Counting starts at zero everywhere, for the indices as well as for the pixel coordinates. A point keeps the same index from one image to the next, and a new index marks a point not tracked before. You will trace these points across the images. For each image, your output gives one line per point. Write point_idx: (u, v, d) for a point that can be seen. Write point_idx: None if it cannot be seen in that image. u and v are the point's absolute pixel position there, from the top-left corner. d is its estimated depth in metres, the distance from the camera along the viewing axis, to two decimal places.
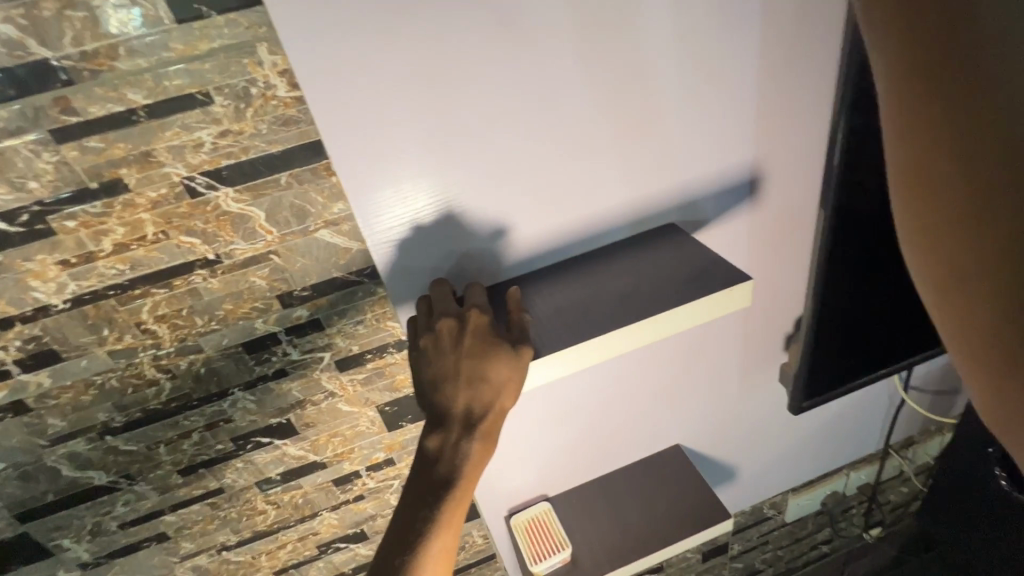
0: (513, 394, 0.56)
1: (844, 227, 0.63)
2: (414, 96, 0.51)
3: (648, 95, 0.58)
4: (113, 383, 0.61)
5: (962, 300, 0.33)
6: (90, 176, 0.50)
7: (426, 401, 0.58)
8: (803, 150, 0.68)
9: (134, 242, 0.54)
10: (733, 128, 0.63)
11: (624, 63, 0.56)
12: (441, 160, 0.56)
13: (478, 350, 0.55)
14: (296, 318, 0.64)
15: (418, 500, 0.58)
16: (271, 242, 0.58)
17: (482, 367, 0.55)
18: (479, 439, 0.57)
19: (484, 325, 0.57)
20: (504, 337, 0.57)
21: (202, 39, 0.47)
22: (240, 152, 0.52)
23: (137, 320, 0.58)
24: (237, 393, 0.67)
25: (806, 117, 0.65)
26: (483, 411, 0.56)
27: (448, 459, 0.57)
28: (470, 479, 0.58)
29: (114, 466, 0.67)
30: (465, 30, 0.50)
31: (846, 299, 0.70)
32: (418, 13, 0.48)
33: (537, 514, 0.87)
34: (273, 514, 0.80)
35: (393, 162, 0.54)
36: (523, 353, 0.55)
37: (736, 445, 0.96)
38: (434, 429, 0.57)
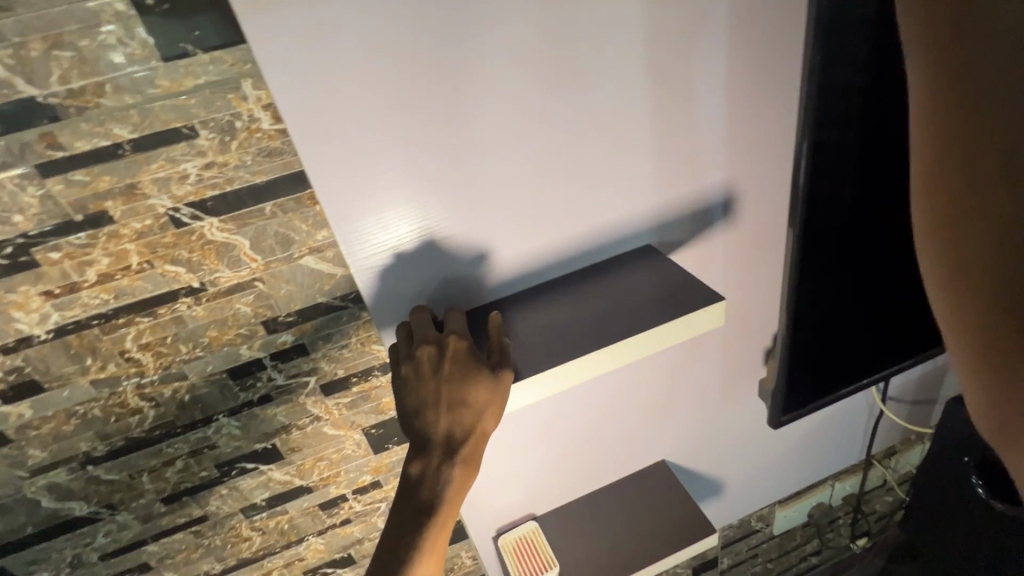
0: (494, 417, 0.57)
1: (814, 247, 0.66)
2: (397, 127, 0.53)
3: (621, 124, 0.61)
4: (96, 412, 0.61)
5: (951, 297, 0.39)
6: (74, 209, 0.51)
7: (408, 428, 0.59)
8: (771, 172, 0.71)
9: (118, 272, 0.55)
10: (704, 153, 0.66)
11: (598, 94, 0.58)
12: (422, 188, 0.57)
13: (458, 376, 0.57)
14: (281, 343, 0.64)
15: (399, 529, 0.59)
16: (255, 269, 0.59)
17: (463, 392, 0.56)
18: (460, 464, 0.58)
19: (464, 350, 0.59)
20: (484, 362, 0.58)
21: (188, 76, 0.48)
22: (225, 182, 0.53)
23: (121, 348, 0.58)
24: (221, 419, 0.67)
25: (773, 141, 0.68)
26: (464, 435, 0.58)
27: (428, 487, 0.58)
28: (453, 504, 0.58)
29: (95, 496, 0.66)
30: (449, 65, 0.52)
31: (818, 316, 0.72)
32: (396, 50, 0.50)
33: (525, 533, 0.87)
34: (258, 540, 0.79)
35: (376, 191, 0.56)
36: (503, 376, 0.56)
37: (721, 459, 0.98)
38: (415, 458, 0.58)
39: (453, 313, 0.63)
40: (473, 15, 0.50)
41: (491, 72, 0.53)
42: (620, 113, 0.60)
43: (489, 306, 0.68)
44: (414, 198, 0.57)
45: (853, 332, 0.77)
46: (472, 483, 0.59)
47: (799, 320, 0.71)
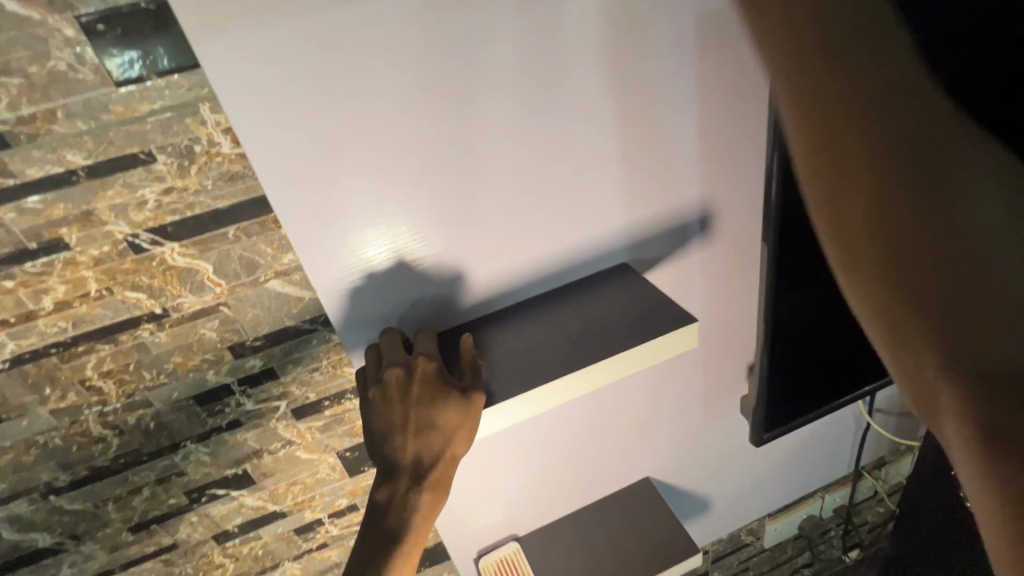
0: (463, 442, 0.56)
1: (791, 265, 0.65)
2: (357, 149, 0.52)
3: (588, 144, 0.60)
4: (57, 442, 0.59)
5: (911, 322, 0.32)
6: (28, 237, 0.49)
7: (375, 456, 0.57)
8: (746, 188, 0.70)
9: (76, 300, 0.53)
10: (675, 168, 0.65)
11: (563, 114, 0.57)
12: (386, 210, 0.56)
13: (426, 400, 0.55)
14: (248, 368, 0.63)
15: (364, 562, 0.57)
16: (219, 294, 0.57)
17: (431, 415, 0.55)
18: (428, 490, 0.56)
19: (433, 372, 0.57)
20: (454, 385, 0.56)
21: (143, 101, 0.47)
22: (185, 208, 0.52)
23: (81, 377, 0.57)
24: (189, 446, 0.65)
25: (747, 157, 0.68)
26: (432, 460, 0.56)
27: (394, 517, 0.56)
28: (420, 531, 0.57)
29: (59, 526, 0.65)
30: (410, 86, 0.51)
31: (797, 333, 0.72)
32: (354, 72, 0.49)
33: (506, 554, 0.86)
34: (232, 567, 0.77)
35: (340, 213, 0.55)
36: (473, 400, 0.55)
37: (706, 475, 0.96)
38: (382, 487, 0.57)
39: (423, 336, 0.62)
40: (433, 35, 0.50)
41: (452, 94, 0.53)
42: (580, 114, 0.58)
43: (463, 327, 0.66)
44: (378, 220, 0.56)
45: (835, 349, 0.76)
46: (440, 511, 0.58)
47: (778, 337, 0.71)
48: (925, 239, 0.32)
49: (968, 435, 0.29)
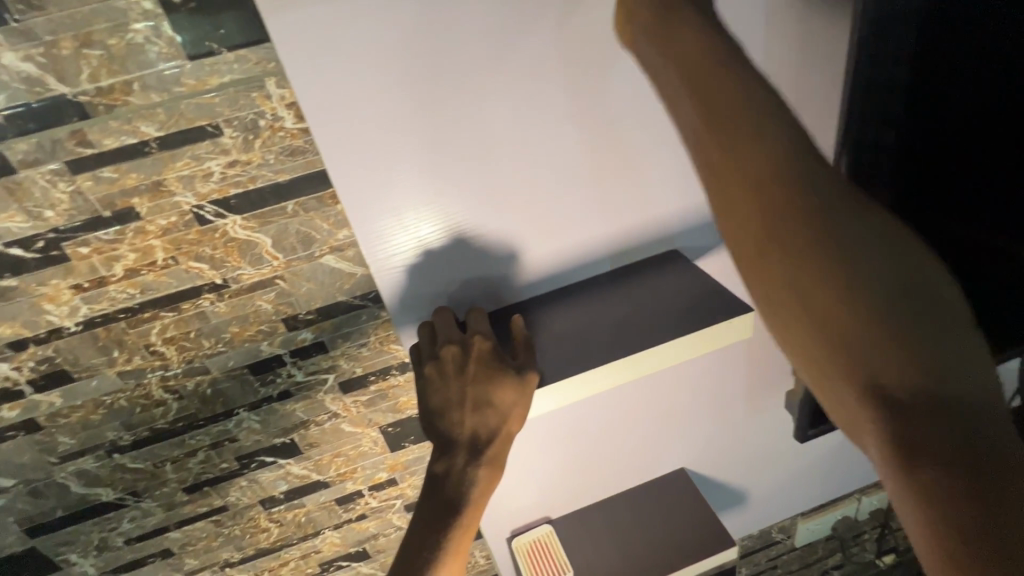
0: (519, 420, 0.57)
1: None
2: (390, 134, 0.52)
3: (602, 130, 0.58)
4: (122, 403, 0.63)
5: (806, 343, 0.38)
6: (102, 205, 0.51)
7: (432, 432, 0.58)
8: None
9: (144, 268, 0.55)
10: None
11: (586, 99, 0.55)
12: (435, 189, 0.56)
13: (483, 376, 0.56)
14: (300, 341, 0.64)
15: (417, 544, 0.56)
16: (276, 267, 0.59)
17: (488, 391, 0.56)
18: (486, 465, 0.57)
19: (488, 350, 0.58)
20: (509, 363, 0.57)
21: (213, 75, 0.48)
22: (248, 180, 0.54)
23: (146, 342, 0.59)
24: (242, 413, 0.68)
25: None
26: (488, 436, 0.57)
27: (449, 493, 0.56)
28: (477, 506, 0.57)
29: (121, 483, 0.68)
30: (451, 67, 0.50)
31: None
32: (408, 48, 0.49)
33: (539, 536, 0.86)
34: (276, 532, 0.80)
35: (392, 191, 0.55)
36: (529, 379, 0.55)
37: (742, 470, 0.95)
38: (439, 462, 0.57)
39: (475, 312, 0.62)
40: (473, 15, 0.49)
41: (473, 77, 0.51)
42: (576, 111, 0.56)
43: (512, 309, 0.66)
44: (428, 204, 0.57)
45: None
46: (493, 487, 0.58)
47: None
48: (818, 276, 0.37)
49: (884, 461, 0.34)
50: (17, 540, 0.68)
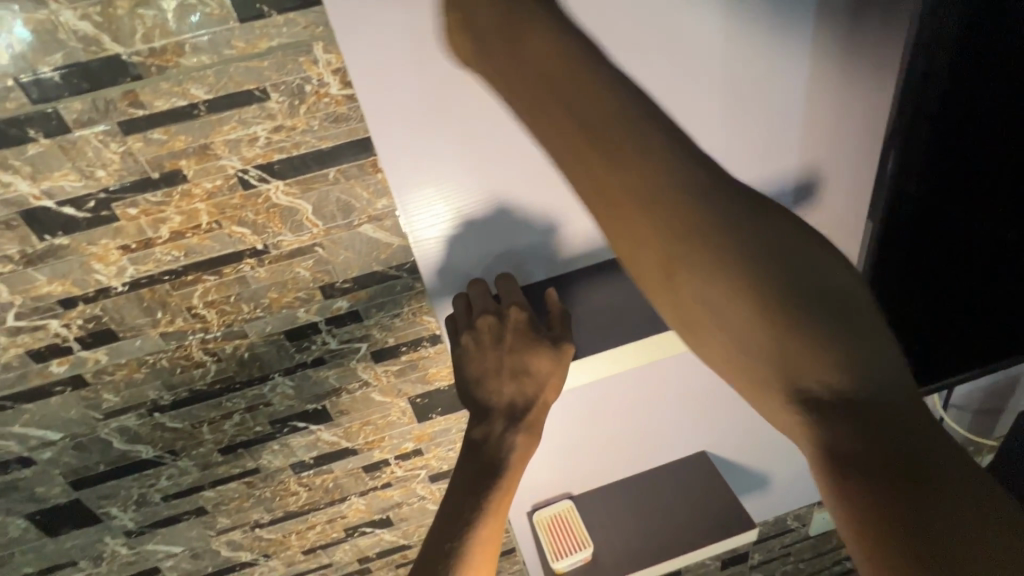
0: (556, 387, 0.59)
1: (902, 238, 0.64)
2: (388, 118, 0.53)
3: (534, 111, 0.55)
4: (164, 363, 0.64)
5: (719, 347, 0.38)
6: (152, 166, 0.52)
7: (472, 398, 0.60)
8: (857, 155, 0.68)
9: (189, 231, 0.56)
10: (783, 133, 0.64)
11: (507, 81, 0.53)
12: (448, 170, 0.56)
13: (520, 345, 0.58)
14: (335, 309, 0.65)
15: (456, 504, 0.56)
16: (316, 234, 0.60)
17: (526, 360, 0.58)
18: (524, 431, 0.59)
19: (524, 321, 0.59)
20: (544, 334, 0.58)
21: (262, 38, 0.48)
22: (292, 146, 0.54)
23: (188, 304, 0.61)
24: (277, 378, 0.69)
25: (858, 124, 0.65)
26: (526, 404, 0.59)
27: (490, 454, 0.58)
28: (517, 471, 0.58)
29: (160, 441, 0.70)
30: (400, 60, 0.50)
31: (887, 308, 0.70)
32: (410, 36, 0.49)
33: (560, 510, 0.87)
34: (305, 496, 0.82)
35: (415, 169, 0.56)
36: (563, 350, 0.57)
37: (764, 455, 0.95)
38: (480, 426, 0.59)
39: (506, 279, 0.63)
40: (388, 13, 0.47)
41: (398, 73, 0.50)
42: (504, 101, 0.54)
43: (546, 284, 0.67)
44: (446, 191, 0.58)
45: (949, 332, 0.74)
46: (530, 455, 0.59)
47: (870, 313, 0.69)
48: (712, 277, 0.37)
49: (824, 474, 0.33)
50: (61, 492, 0.71)
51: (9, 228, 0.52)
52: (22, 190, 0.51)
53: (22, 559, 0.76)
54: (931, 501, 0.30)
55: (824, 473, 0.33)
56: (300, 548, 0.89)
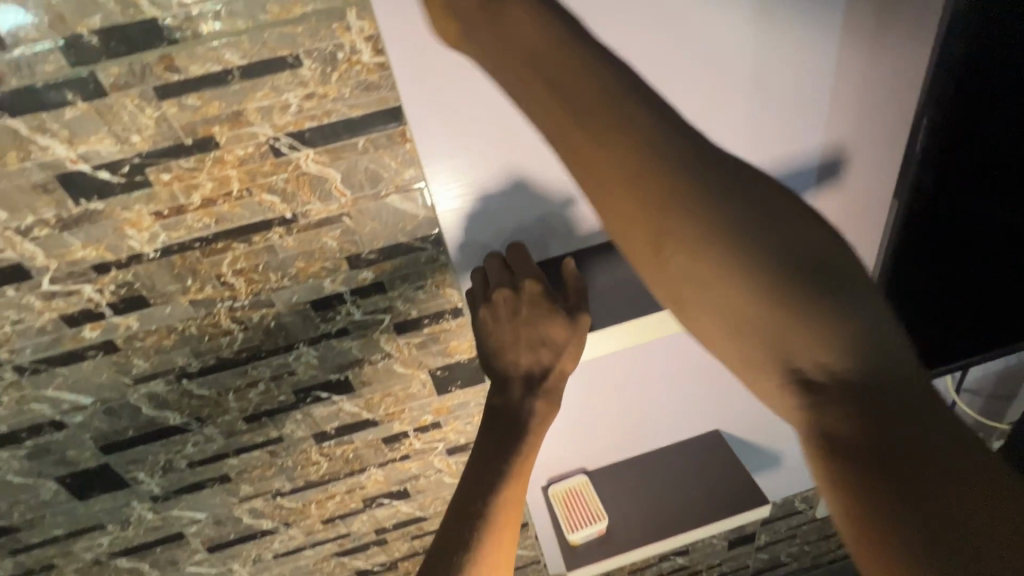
0: (573, 356, 0.60)
1: (929, 218, 0.65)
2: (415, 93, 0.54)
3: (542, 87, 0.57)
4: (192, 330, 0.65)
5: (715, 329, 0.37)
6: (185, 132, 0.53)
7: (489, 364, 0.62)
8: (886, 131, 0.67)
9: (221, 198, 0.57)
10: (816, 109, 0.64)
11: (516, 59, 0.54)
12: (469, 143, 0.58)
13: (537, 317, 0.59)
14: (361, 280, 0.66)
15: (477, 475, 0.57)
16: (344, 204, 0.60)
17: (542, 328, 0.59)
18: (541, 396, 0.61)
19: (539, 293, 0.59)
20: (560, 304, 0.59)
21: (296, 3, 0.49)
22: (323, 114, 0.54)
23: (218, 272, 0.62)
24: (301, 347, 0.70)
25: (886, 100, 0.65)
26: (543, 371, 0.61)
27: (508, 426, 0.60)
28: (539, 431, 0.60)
29: (187, 408, 0.72)
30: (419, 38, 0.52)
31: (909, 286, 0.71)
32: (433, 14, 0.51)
33: (575, 485, 0.89)
34: (325, 466, 0.84)
35: (439, 141, 0.58)
36: (580, 319, 0.58)
37: (776, 434, 0.96)
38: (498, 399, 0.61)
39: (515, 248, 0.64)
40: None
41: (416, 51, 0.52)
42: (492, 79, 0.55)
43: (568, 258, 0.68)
44: (464, 163, 0.59)
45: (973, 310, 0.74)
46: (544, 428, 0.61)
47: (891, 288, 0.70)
48: (703, 257, 0.36)
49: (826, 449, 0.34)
50: (92, 456, 0.73)
51: (46, 191, 0.53)
52: (60, 153, 0.52)
53: (52, 521, 0.78)
54: (923, 474, 0.31)
55: (824, 448, 0.34)
56: (319, 517, 0.90)
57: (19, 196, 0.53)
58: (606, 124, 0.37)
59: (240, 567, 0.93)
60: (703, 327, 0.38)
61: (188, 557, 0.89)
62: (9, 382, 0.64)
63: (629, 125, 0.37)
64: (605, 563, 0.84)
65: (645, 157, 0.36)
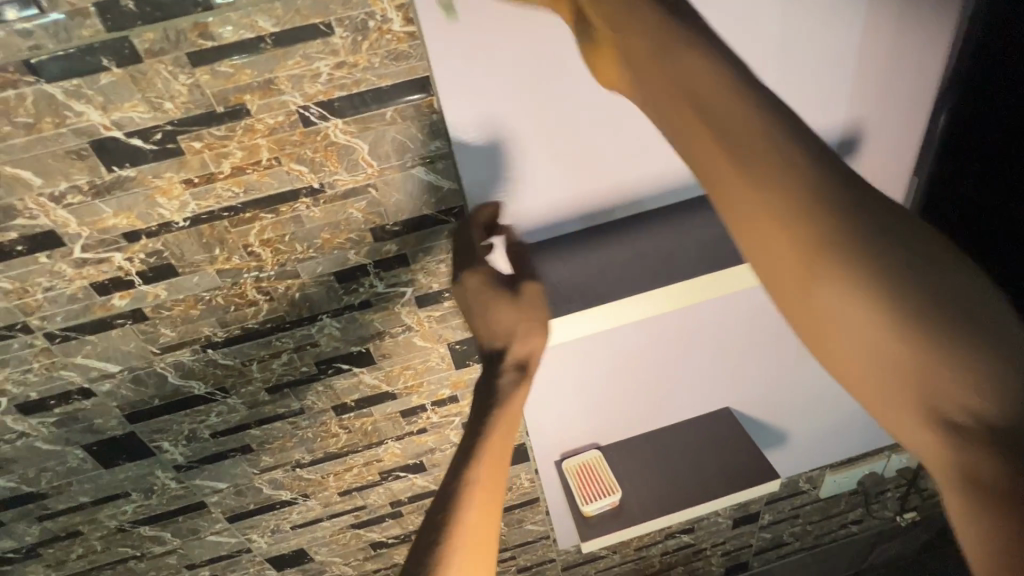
0: (529, 330, 0.62)
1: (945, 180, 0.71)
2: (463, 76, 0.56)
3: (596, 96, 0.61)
4: (219, 300, 0.66)
5: (870, 374, 0.38)
6: (217, 100, 0.53)
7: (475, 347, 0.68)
8: (908, 103, 0.67)
9: (250, 167, 0.58)
10: (843, 83, 0.64)
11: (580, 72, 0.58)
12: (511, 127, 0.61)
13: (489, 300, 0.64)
14: (384, 252, 0.67)
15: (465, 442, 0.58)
16: (370, 175, 0.61)
17: (491, 314, 0.64)
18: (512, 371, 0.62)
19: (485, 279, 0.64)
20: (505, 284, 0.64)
21: None
22: (353, 84, 0.55)
23: (245, 242, 0.63)
24: (324, 319, 0.71)
25: (909, 71, 0.65)
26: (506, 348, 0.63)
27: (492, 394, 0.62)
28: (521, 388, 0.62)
29: (212, 378, 0.73)
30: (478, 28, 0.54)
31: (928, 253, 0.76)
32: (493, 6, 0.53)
33: (588, 460, 0.90)
34: (344, 438, 0.85)
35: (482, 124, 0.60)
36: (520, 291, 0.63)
37: (786, 410, 0.97)
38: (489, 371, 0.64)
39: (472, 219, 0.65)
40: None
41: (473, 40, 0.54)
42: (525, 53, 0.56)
43: (591, 232, 0.70)
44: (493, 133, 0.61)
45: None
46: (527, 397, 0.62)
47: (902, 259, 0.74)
48: (862, 302, 0.37)
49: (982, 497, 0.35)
50: (118, 424, 0.74)
51: (80, 157, 0.54)
52: (94, 119, 0.52)
53: (78, 489, 0.79)
54: None
55: (978, 492, 0.35)
56: (336, 489, 0.92)
57: (53, 162, 0.54)
58: (770, 169, 0.40)
59: (259, 538, 0.95)
60: (857, 372, 0.39)
61: (209, 527, 0.90)
62: (40, 349, 0.65)
63: (796, 169, 0.40)
64: (617, 536, 0.86)
65: (808, 202, 0.39)
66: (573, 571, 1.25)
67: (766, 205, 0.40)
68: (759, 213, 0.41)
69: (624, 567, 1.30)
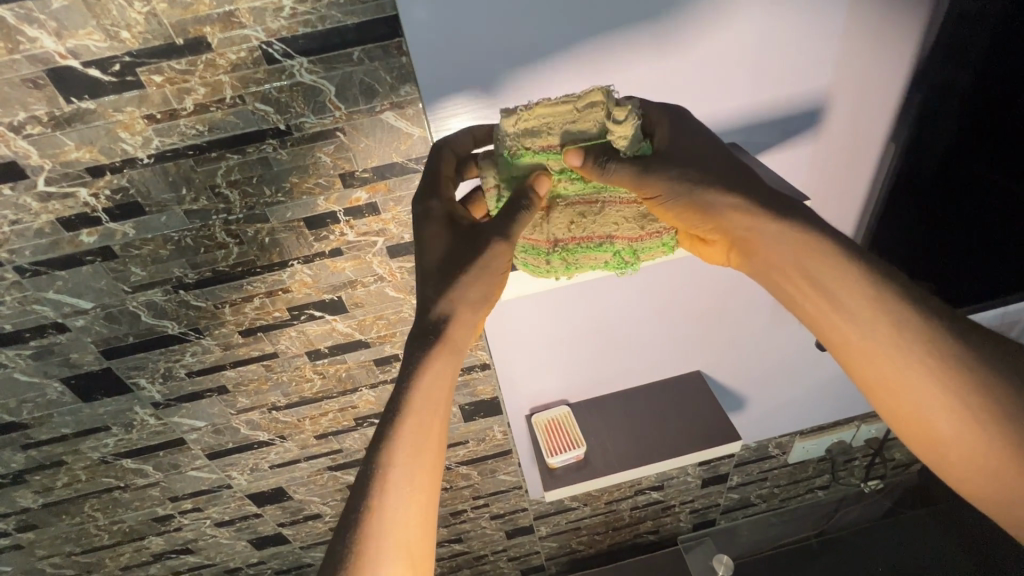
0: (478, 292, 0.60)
1: (933, 139, 0.69)
2: (423, 19, 0.53)
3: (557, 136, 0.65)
4: (189, 241, 0.66)
5: (947, 455, 0.57)
6: (176, 31, 0.52)
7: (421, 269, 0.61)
8: (894, 51, 0.63)
9: (213, 104, 0.57)
10: (829, 31, 0.60)
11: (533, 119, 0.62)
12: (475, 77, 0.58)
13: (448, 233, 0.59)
14: (354, 200, 0.66)
15: (386, 435, 0.58)
16: (338, 118, 0.60)
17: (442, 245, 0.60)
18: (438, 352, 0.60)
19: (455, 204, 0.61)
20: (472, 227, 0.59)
21: None
22: (318, 20, 0.53)
23: (212, 183, 0.62)
24: (295, 265, 0.71)
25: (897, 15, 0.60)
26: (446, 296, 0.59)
27: (430, 385, 0.59)
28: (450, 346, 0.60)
29: (185, 318, 0.74)
30: None
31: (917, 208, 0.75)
32: None
33: (556, 416, 0.93)
34: (318, 383, 0.87)
35: (446, 70, 0.57)
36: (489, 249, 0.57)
37: (752, 376, 0.99)
38: (424, 323, 0.60)
39: (442, 158, 0.60)
40: None
41: None
42: (503, 39, 0.56)
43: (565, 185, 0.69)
44: (457, 79, 0.58)
45: (926, 255, 0.80)
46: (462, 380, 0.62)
47: (889, 211, 0.75)
48: (938, 406, 0.56)
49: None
50: (95, 360, 0.76)
51: (36, 86, 0.53)
52: (48, 46, 0.51)
53: (59, 421, 0.82)
54: None
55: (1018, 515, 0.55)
56: (313, 432, 0.95)
57: (9, 90, 0.53)
58: (865, 311, 0.57)
59: (238, 475, 0.98)
60: (942, 455, 0.57)
61: (189, 462, 0.94)
62: (10, 282, 0.66)
63: (883, 312, 0.57)
64: (580, 485, 0.89)
65: (896, 337, 0.56)
66: (546, 521, 1.30)
67: (871, 347, 0.58)
68: (858, 343, 0.58)
69: (595, 519, 1.35)
